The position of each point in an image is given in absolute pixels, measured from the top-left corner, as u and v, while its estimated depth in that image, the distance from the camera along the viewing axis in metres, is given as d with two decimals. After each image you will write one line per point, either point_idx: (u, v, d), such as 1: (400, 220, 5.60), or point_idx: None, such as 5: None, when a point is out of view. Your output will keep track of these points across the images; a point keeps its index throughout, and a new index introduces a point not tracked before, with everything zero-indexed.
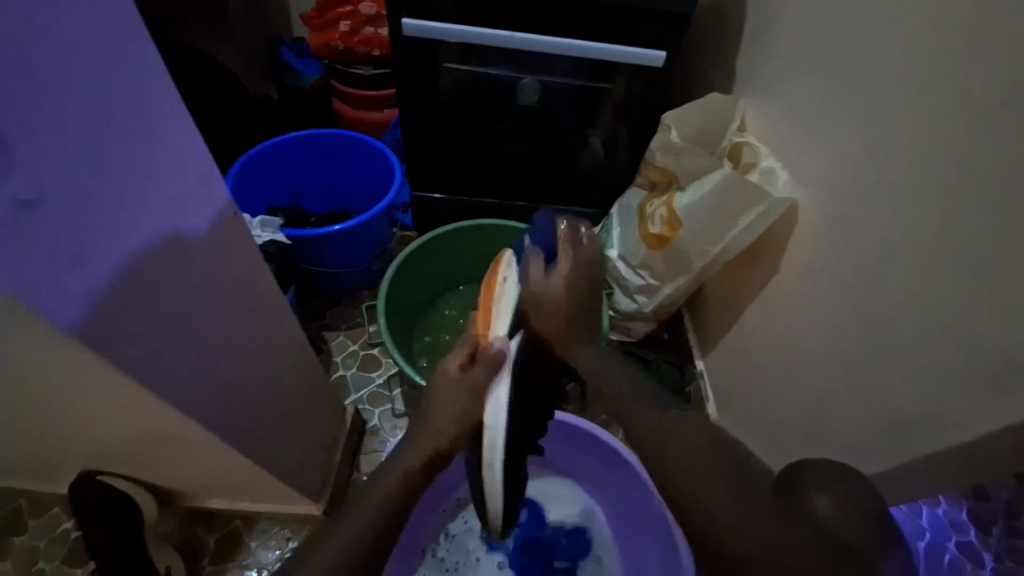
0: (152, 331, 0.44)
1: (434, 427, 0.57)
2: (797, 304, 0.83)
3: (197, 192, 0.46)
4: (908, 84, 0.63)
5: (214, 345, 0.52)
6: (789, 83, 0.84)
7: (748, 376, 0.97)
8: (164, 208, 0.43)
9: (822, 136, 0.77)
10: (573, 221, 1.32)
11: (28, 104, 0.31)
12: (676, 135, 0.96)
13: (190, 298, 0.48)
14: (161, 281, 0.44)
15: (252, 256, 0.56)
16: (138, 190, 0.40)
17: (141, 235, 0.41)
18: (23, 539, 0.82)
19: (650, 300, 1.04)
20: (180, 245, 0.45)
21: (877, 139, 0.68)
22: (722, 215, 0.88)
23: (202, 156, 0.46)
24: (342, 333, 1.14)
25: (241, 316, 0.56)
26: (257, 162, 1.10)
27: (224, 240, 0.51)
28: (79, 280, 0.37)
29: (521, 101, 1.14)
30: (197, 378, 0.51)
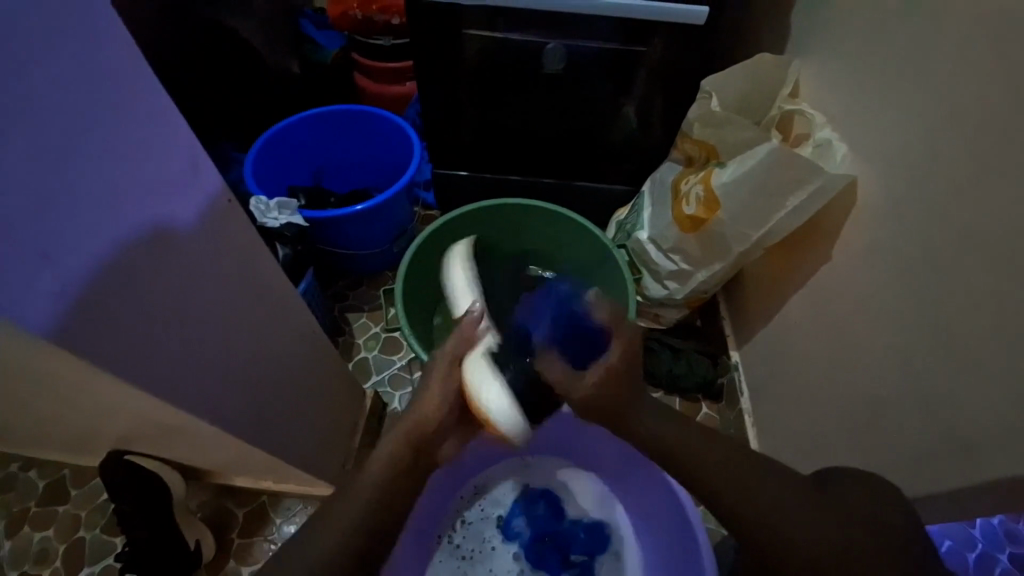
0: (140, 327, 0.43)
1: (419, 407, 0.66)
2: (850, 295, 0.74)
3: (184, 180, 0.44)
4: (1010, 35, 0.52)
5: (213, 338, 0.52)
6: (855, 40, 0.73)
7: (790, 371, 0.89)
8: (144, 197, 0.41)
9: (892, 102, 0.67)
10: (602, 198, 1.25)
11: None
12: (717, 104, 0.87)
13: (183, 291, 0.47)
14: (146, 275, 0.43)
15: (252, 244, 0.55)
16: (111, 181, 0.38)
17: (119, 228, 0.39)
18: (67, 507, 0.98)
19: (683, 286, 0.97)
20: (163, 236, 0.43)
21: (961, 106, 0.57)
22: (766, 195, 0.79)
23: (188, 141, 0.44)
24: (364, 314, 1.14)
25: (242, 306, 0.55)
26: (276, 141, 1.08)
27: (218, 228, 0.50)
28: (50, 278, 0.36)
29: (545, 68, 1.05)
30: (198, 373, 0.51)
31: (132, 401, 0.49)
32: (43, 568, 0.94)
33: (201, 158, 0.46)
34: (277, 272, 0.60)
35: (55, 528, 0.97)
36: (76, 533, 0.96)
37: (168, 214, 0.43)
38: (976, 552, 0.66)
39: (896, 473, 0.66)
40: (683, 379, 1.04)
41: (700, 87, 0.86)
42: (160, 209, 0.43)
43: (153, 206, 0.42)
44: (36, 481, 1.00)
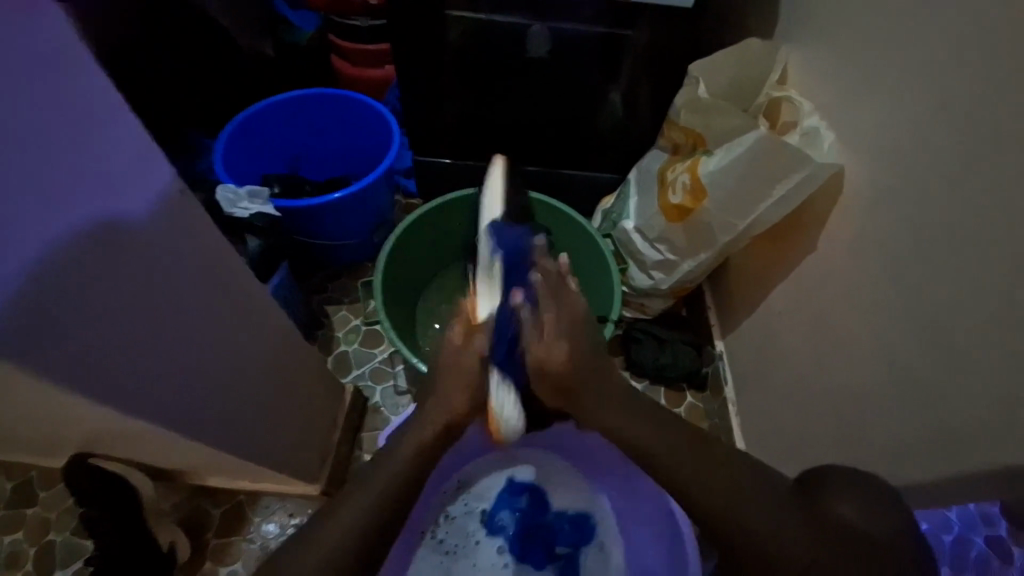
0: (79, 328, 0.41)
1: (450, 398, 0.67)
2: (832, 286, 0.74)
3: (131, 173, 0.41)
4: (999, 26, 0.51)
5: (164, 337, 0.49)
6: (844, 24, 0.71)
7: (774, 361, 0.88)
8: (87, 195, 0.38)
9: (879, 89, 0.65)
10: (588, 187, 1.23)
11: None
12: (703, 91, 0.85)
13: (129, 289, 0.44)
14: (86, 274, 0.40)
15: (209, 238, 0.52)
16: (48, 176, 0.35)
17: (57, 229, 0.37)
18: (36, 509, 0.95)
19: (668, 276, 0.96)
20: (110, 234, 0.41)
21: (950, 93, 0.56)
22: (751, 184, 0.78)
23: (133, 131, 0.40)
24: (344, 306, 1.10)
25: (198, 304, 0.52)
26: (248, 126, 1.03)
27: (172, 222, 0.47)
28: None
29: (531, 54, 1.02)
30: (144, 373, 0.48)
31: (76, 405, 0.46)
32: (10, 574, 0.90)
33: (151, 149, 0.42)
34: (240, 265, 0.57)
35: (23, 533, 0.93)
36: (46, 538, 0.93)
37: (111, 208, 0.40)
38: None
39: (879, 464, 0.66)
40: (667, 369, 1.04)
41: (687, 72, 0.84)
42: (102, 204, 0.39)
43: (93, 202, 0.38)
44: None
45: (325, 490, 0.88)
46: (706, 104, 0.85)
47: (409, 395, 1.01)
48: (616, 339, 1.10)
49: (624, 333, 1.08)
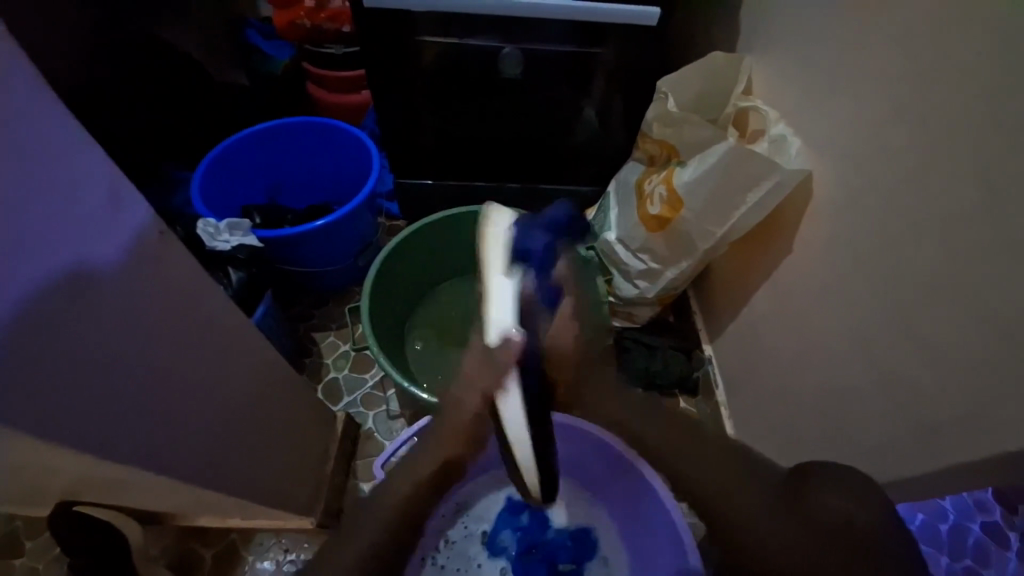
0: (59, 377, 0.40)
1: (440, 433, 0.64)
2: (809, 287, 0.77)
3: (103, 211, 0.41)
4: (946, 33, 0.54)
5: (146, 379, 0.48)
6: (802, 36, 0.74)
7: (759, 362, 0.90)
8: (64, 235, 0.38)
9: (839, 96, 0.69)
10: (568, 200, 1.25)
11: None
12: (673, 104, 0.88)
13: (108, 331, 0.43)
14: (67, 320, 0.40)
15: (183, 274, 0.51)
16: (27, 220, 0.36)
17: (40, 274, 0.37)
18: (19, 562, 0.91)
19: (653, 285, 0.97)
20: (89, 275, 0.41)
21: (905, 97, 0.59)
22: (725, 193, 0.80)
23: (102, 170, 0.41)
24: (331, 333, 1.10)
25: (177, 343, 0.51)
26: (228, 157, 1.03)
27: (146, 260, 0.47)
28: None
29: (504, 74, 1.03)
30: (129, 418, 0.47)
31: (54, 456, 0.45)
32: None
33: (121, 186, 0.43)
34: (219, 300, 0.57)
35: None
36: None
37: (85, 249, 0.40)
38: (948, 523, 0.68)
39: (865, 459, 0.68)
40: (658, 375, 1.05)
41: (657, 87, 0.87)
42: (77, 245, 0.39)
43: (66, 243, 0.39)
44: None
45: (320, 523, 0.86)
46: (677, 116, 0.88)
47: (402, 418, 1.00)
48: None
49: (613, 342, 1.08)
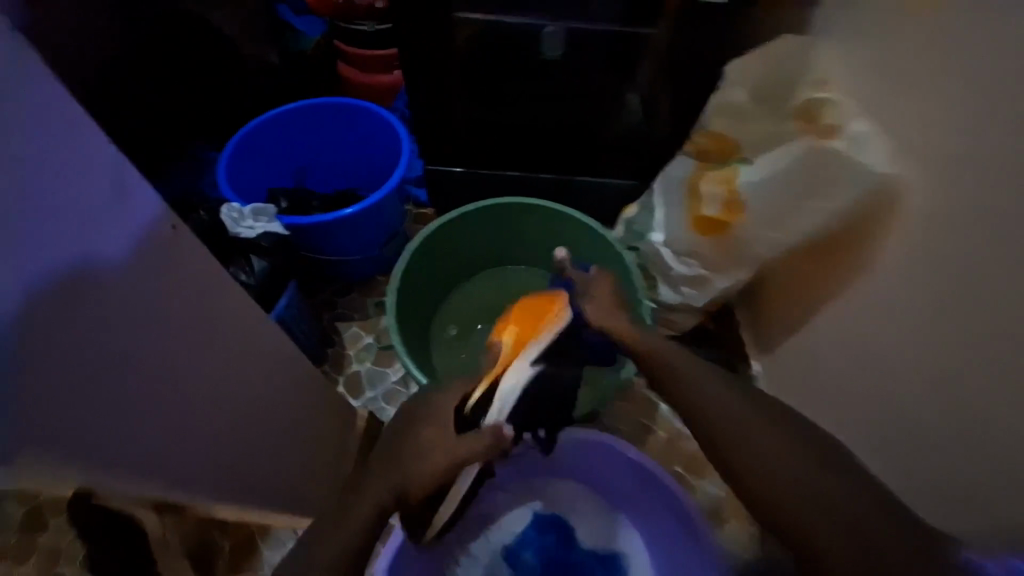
0: (53, 385, 0.35)
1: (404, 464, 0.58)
2: (890, 310, 0.67)
3: (94, 199, 0.36)
4: None
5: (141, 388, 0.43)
6: (899, 19, 0.64)
7: (826, 385, 0.81)
8: (62, 230, 0.34)
9: (941, 88, 0.58)
10: (606, 194, 1.17)
11: None
12: (740, 94, 0.81)
13: (94, 337, 0.38)
14: (64, 324, 0.35)
15: (186, 270, 0.46)
16: (15, 212, 0.31)
17: (34, 275, 0.33)
18: (45, 539, 0.91)
19: (701, 293, 0.90)
20: (91, 274, 0.37)
21: (1022, 91, 0.49)
22: (798, 197, 0.73)
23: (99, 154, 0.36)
24: (355, 323, 1.06)
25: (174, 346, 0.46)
26: (254, 140, 0.99)
27: (146, 254, 0.41)
28: None
29: (547, 54, 0.98)
30: (125, 430, 0.42)
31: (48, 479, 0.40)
32: None
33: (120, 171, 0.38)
34: (228, 298, 0.52)
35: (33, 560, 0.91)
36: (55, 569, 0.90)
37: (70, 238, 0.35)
38: None
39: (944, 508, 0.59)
40: None
41: (721, 75, 0.80)
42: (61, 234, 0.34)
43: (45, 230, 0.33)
44: None
45: None
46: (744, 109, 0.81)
47: None
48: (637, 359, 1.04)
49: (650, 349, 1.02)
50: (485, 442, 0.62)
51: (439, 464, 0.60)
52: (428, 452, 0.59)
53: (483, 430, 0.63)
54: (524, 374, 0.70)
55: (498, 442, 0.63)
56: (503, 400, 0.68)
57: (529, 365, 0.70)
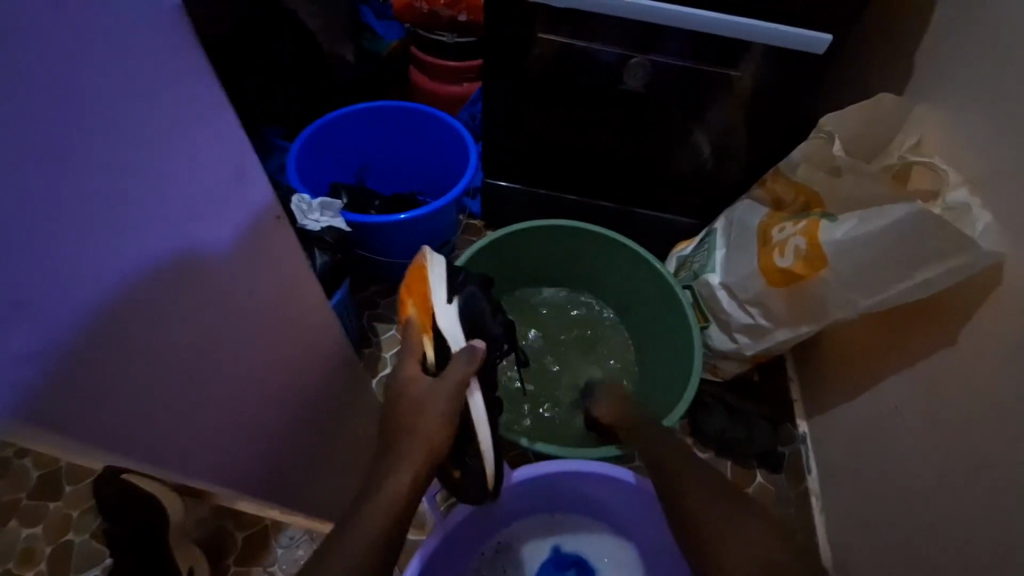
0: (109, 383, 0.35)
1: (417, 431, 0.56)
2: (971, 385, 0.62)
3: (80, 74, 0.27)
4: None
5: (173, 379, 0.39)
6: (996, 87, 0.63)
7: (884, 466, 0.74)
8: (181, 217, 0.35)
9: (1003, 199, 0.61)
10: (662, 229, 1.14)
11: None
12: (838, 147, 0.75)
13: (188, 326, 0.39)
14: (167, 308, 0.37)
15: (268, 259, 0.44)
16: None
17: (146, 251, 0.34)
18: (57, 506, 0.85)
19: (754, 343, 0.86)
20: (195, 263, 0.37)
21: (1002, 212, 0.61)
22: (885, 260, 0.68)
23: (156, 53, 0.30)
24: (394, 326, 1.05)
25: (196, 343, 0.40)
26: (325, 133, 1.00)
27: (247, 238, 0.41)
28: (24, 329, 0.29)
29: (626, 85, 0.94)
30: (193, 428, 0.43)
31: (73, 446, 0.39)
32: (24, 571, 0.81)
33: (170, 95, 0.32)
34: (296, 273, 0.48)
35: (12, 523, 0.84)
36: (31, 564, 0.81)
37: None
38: None
39: None
40: (739, 444, 0.93)
41: (820, 124, 0.75)
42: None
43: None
44: (25, 471, 0.87)
45: None
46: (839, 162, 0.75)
47: None
48: None
49: None
50: (464, 364, 0.59)
51: (438, 411, 0.57)
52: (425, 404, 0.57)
53: (455, 359, 0.59)
54: (452, 311, 0.65)
55: (474, 362, 0.59)
56: (454, 336, 0.64)
57: (445, 303, 0.65)
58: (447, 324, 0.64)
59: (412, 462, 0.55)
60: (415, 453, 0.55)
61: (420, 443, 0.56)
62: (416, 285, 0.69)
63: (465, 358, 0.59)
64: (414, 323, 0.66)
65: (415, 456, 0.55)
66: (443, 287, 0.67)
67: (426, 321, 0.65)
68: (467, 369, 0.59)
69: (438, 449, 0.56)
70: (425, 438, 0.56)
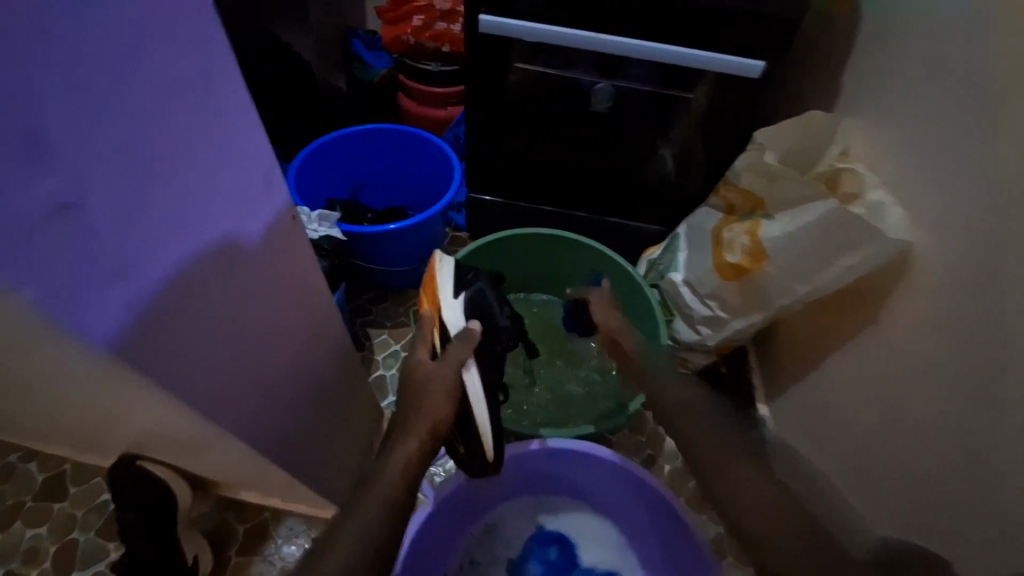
0: (170, 345, 0.41)
1: (425, 405, 0.65)
2: (893, 358, 0.72)
3: (175, 92, 0.35)
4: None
5: (214, 346, 0.46)
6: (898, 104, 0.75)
7: (831, 439, 0.83)
8: (230, 210, 0.42)
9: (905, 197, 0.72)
10: (634, 236, 1.24)
11: (96, 140, 0.31)
12: (770, 157, 0.86)
13: (228, 301, 0.46)
14: (215, 285, 0.44)
15: (287, 249, 0.52)
16: (79, 137, 0.30)
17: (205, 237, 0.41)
18: (63, 505, 0.89)
19: (716, 333, 0.95)
20: (235, 248, 0.44)
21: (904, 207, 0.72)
22: (813, 253, 0.78)
23: (212, 61, 0.36)
24: (385, 331, 1.12)
25: (233, 316, 0.47)
26: (320, 153, 1.09)
27: (273, 230, 0.49)
28: (118, 293, 0.35)
29: (593, 107, 1.06)
30: (225, 392, 0.49)
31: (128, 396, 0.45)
32: (29, 569, 0.84)
33: (213, 84, 0.37)
34: (305, 253, 0.55)
35: (18, 524, 0.87)
36: (39, 561, 0.85)
37: (101, 103, 0.30)
38: None
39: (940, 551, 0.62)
40: None
41: (755, 137, 0.86)
42: (89, 80, 0.29)
43: (77, 71, 0.28)
44: (33, 474, 0.91)
45: None
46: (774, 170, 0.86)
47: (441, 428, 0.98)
48: None
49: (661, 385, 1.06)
50: (464, 346, 0.69)
51: (443, 385, 0.67)
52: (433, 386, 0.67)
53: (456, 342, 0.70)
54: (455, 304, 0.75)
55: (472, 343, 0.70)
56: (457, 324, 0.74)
57: (452, 297, 0.76)
58: (452, 315, 0.74)
59: (419, 430, 0.63)
60: (423, 423, 0.63)
61: (427, 416, 0.64)
62: (429, 284, 0.80)
63: (467, 341, 0.70)
64: (431, 316, 0.77)
65: (422, 426, 0.63)
66: (452, 283, 0.77)
67: (436, 312, 0.76)
68: (467, 351, 0.69)
69: (443, 418, 0.65)
70: (434, 410, 0.65)
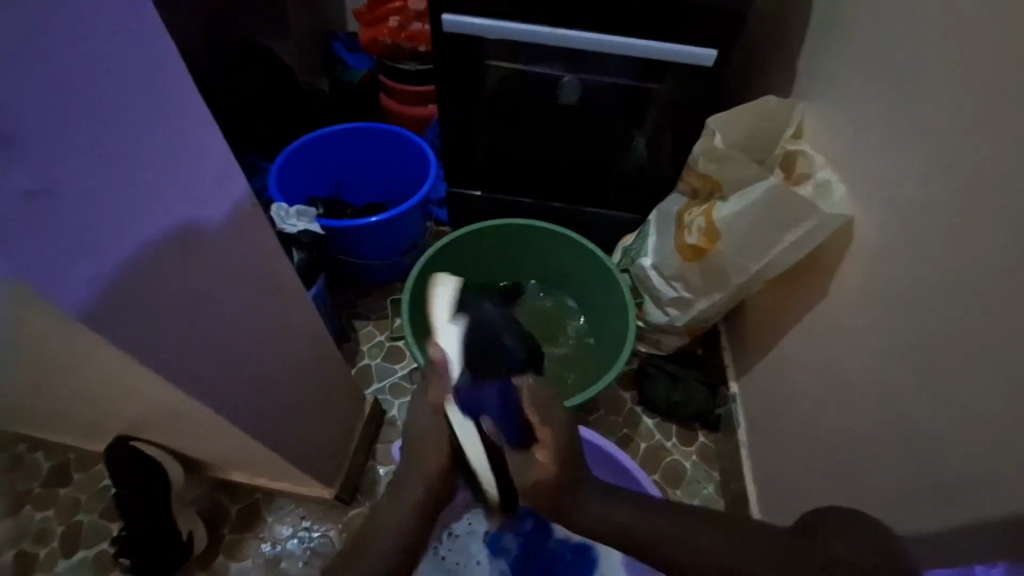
0: (137, 316, 0.46)
1: (421, 459, 0.58)
2: (843, 329, 0.76)
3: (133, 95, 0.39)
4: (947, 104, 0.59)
5: (183, 319, 0.51)
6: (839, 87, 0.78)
7: (793, 409, 0.87)
8: (192, 198, 0.47)
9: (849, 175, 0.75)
10: (609, 224, 1.28)
11: (58, 137, 0.35)
12: (720, 140, 0.89)
13: (195, 279, 0.51)
14: (181, 265, 0.49)
15: (251, 236, 0.57)
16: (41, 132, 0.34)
17: (168, 222, 0.46)
18: (67, 491, 0.95)
19: (683, 314, 0.99)
20: (199, 233, 0.49)
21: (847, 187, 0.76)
22: (763, 230, 0.82)
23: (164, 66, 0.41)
24: (370, 322, 1.17)
25: (202, 294, 0.52)
26: (301, 152, 1.14)
27: (236, 218, 0.53)
28: (86, 268, 0.40)
29: (561, 99, 1.11)
30: (196, 362, 0.54)
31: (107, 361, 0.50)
32: (39, 549, 0.90)
33: (164, 82, 0.41)
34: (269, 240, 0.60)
35: (25, 509, 0.93)
36: (45, 542, 0.90)
37: (62, 103, 0.35)
38: None
39: (884, 507, 0.66)
40: (678, 408, 1.05)
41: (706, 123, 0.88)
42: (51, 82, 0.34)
43: (38, 74, 0.33)
44: (39, 462, 0.97)
45: (337, 495, 0.90)
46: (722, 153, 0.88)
47: None
48: (627, 373, 1.11)
49: (637, 368, 1.09)
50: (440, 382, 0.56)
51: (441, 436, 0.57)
52: (427, 429, 0.58)
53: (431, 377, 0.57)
54: None
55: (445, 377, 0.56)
56: None
57: None
58: None
59: (414, 485, 0.57)
60: (425, 476, 0.57)
61: (423, 473, 0.57)
62: None
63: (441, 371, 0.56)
64: None
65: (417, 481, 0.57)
66: None
67: None
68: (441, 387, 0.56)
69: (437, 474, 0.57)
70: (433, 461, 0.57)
